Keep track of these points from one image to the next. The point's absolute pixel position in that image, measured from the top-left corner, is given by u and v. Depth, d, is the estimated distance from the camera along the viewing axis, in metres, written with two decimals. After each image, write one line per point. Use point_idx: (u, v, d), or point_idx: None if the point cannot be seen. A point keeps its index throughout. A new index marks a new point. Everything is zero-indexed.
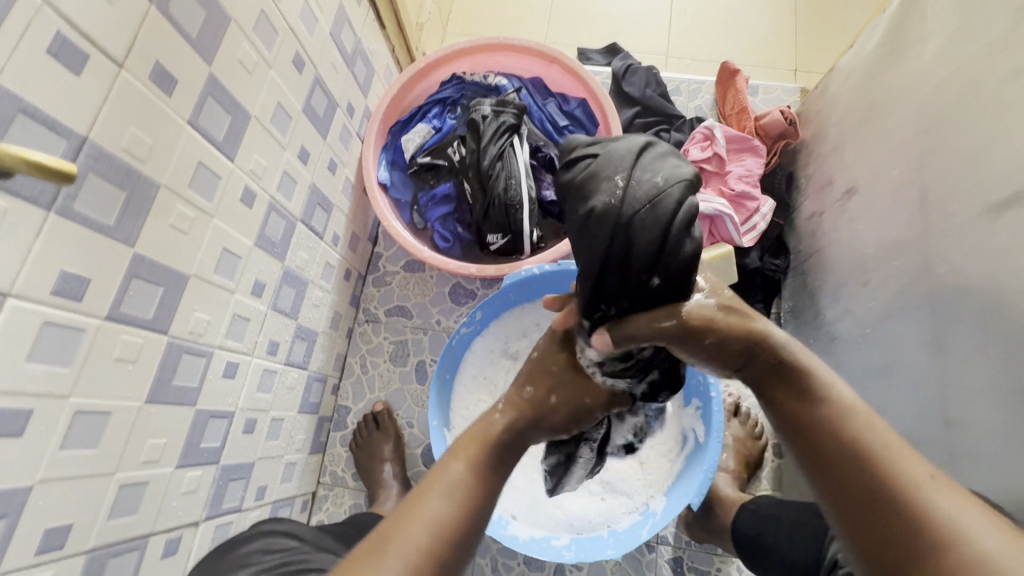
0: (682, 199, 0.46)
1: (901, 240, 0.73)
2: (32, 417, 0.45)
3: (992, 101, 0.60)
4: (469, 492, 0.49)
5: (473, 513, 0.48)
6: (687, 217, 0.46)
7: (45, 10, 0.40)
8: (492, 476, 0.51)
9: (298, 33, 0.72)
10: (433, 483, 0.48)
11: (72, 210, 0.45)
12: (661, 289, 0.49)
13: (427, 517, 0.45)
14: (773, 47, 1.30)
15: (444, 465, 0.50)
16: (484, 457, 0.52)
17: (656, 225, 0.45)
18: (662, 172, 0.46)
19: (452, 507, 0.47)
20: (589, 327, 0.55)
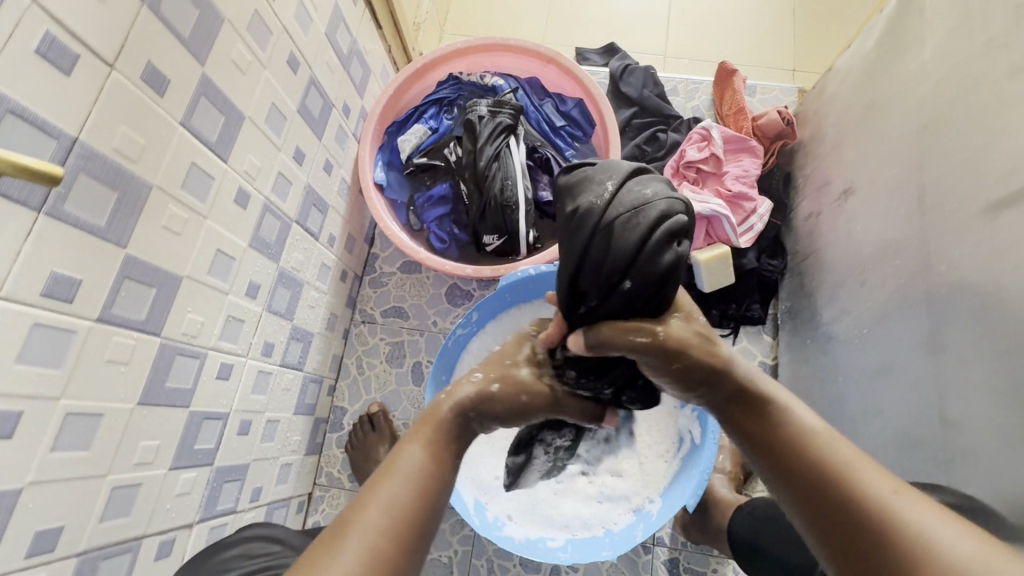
0: (669, 213, 0.46)
1: (898, 241, 0.72)
2: (22, 419, 0.45)
3: (989, 102, 0.60)
4: (428, 475, 0.46)
5: (434, 496, 0.46)
6: (670, 230, 0.46)
7: (34, 10, 0.40)
8: (450, 457, 0.49)
9: (293, 33, 0.72)
10: (391, 468, 0.46)
11: (63, 211, 0.45)
12: (636, 298, 0.49)
13: (383, 499, 0.43)
14: (771, 47, 1.29)
15: (403, 449, 0.48)
16: (441, 438, 0.50)
17: (637, 231, 0.46)
18: (652, 187, 0.48)
19: (412, 490, 0.44)
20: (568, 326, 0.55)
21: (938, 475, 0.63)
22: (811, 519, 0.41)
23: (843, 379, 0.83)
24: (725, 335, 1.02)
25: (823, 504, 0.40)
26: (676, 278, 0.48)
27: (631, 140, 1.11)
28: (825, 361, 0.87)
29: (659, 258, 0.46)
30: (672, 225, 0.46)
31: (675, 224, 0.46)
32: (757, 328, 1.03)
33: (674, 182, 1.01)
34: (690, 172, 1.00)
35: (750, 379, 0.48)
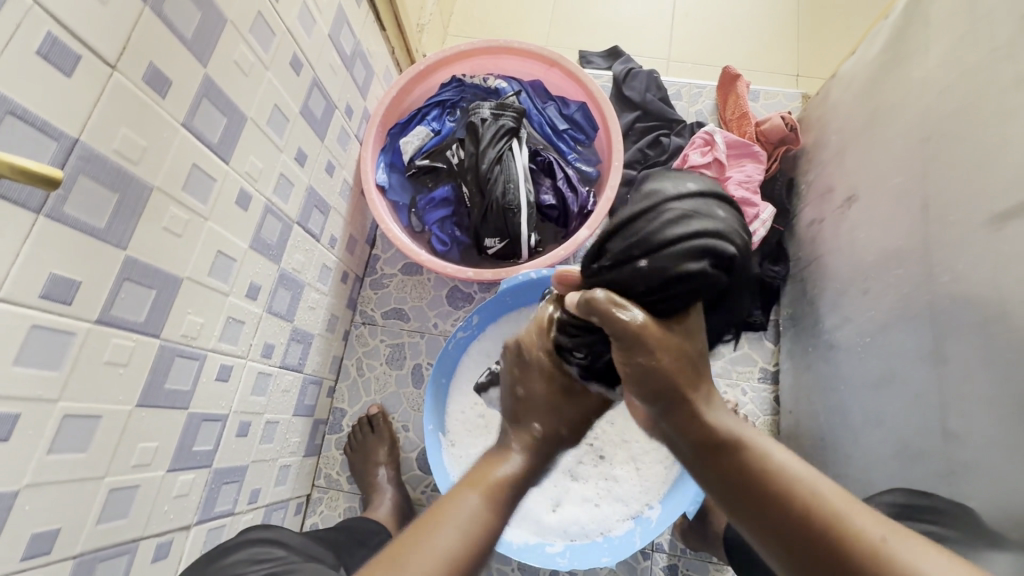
0: (715, 233, 0.44)
1: (901, 249, 0.72)
2: (19, 421, 0.45)
3: (995, 111, 0.60)
4: (482, 529, 0.46)
5: (481, 551, 0.45)
6: (706, 247, 0.43)
7: (36, 11, 0.40)
8: (506, 512, 0.49)
9: (296, 34, 0.72)
10: (445, 511, 0.46)
11: (62, 213, 0.45)
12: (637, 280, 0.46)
13: (438, 551, 0.43)
14: (775, 52, 1.29)
15: (459, 495, 0.47)
16: (501, 492, 0.49)
17: (680, 224, 0.44)
18: (725, 212, 0.46)
19: (462, 541, 0.44)
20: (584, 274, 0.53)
21: (939, 485, 0.63)
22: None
23: (845, 387, 0.82)
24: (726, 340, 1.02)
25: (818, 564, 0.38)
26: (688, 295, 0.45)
27: (633, 144, 1.11)
28: (827, 368, 0.87)
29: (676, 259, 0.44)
30: (712, 247, 0.44)
31: (714, 249, 0.44)
32: (759, 334, 1.03)
33: None
34: None
35: (728, 427, 0.45)
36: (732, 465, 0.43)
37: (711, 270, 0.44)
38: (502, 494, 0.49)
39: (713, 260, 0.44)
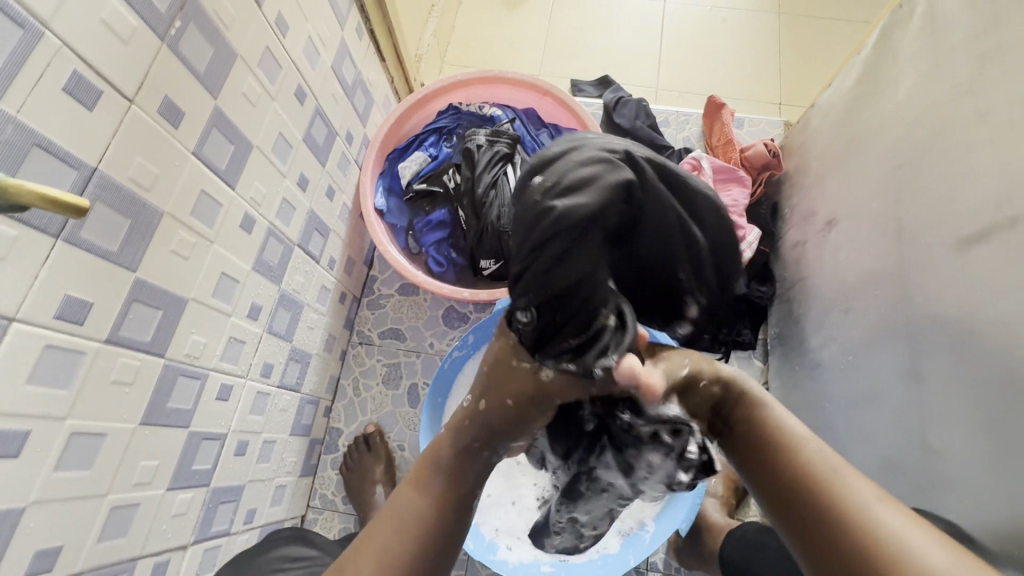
0: (572, 160, 0.51)
1: (879, 270, 0.75)
2: (28, 439, 0.46)
3: (959, 142, 0.64)
4: (420, 519, 0.50)
5: (426, 535, 0.49)
6: (568, 174, 0.50)
7: (64, 51, 0.43)
8: (447, 493, 0.52)
9: (302, 67, 0.75)
10: (385, 513, 0.51)
11: (79, 238, 0.47)
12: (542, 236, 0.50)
13: (374, 548, 0.48)
14: (759, 82, 1.35)
15: (397, 496, 0.53)
16: (436, 479, 0.53)
17: (535, 181, 0.51)
18: (559, 144, 0.53)
19: (400, 535, 0.49)
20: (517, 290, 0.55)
21: (924, 498, 0.65)
22: (789, 522, 0.46)
23: (831, 405, 0.85)
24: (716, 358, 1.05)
25: (800, 505, 0.45)
26: (585, 211, 0.49)
27: None
28: (814, 386, 0.89)
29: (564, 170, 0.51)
30: (571, 171, 0.50)
31: (593, 154, 0.51)
32: (748, 353, 1.06)
33: None
34: None
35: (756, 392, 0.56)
36: (751, 422, 0.53)
37: (588, 187, 0.50)
38: (438, 481, 0.53)
39: (586, 175, 0.50)
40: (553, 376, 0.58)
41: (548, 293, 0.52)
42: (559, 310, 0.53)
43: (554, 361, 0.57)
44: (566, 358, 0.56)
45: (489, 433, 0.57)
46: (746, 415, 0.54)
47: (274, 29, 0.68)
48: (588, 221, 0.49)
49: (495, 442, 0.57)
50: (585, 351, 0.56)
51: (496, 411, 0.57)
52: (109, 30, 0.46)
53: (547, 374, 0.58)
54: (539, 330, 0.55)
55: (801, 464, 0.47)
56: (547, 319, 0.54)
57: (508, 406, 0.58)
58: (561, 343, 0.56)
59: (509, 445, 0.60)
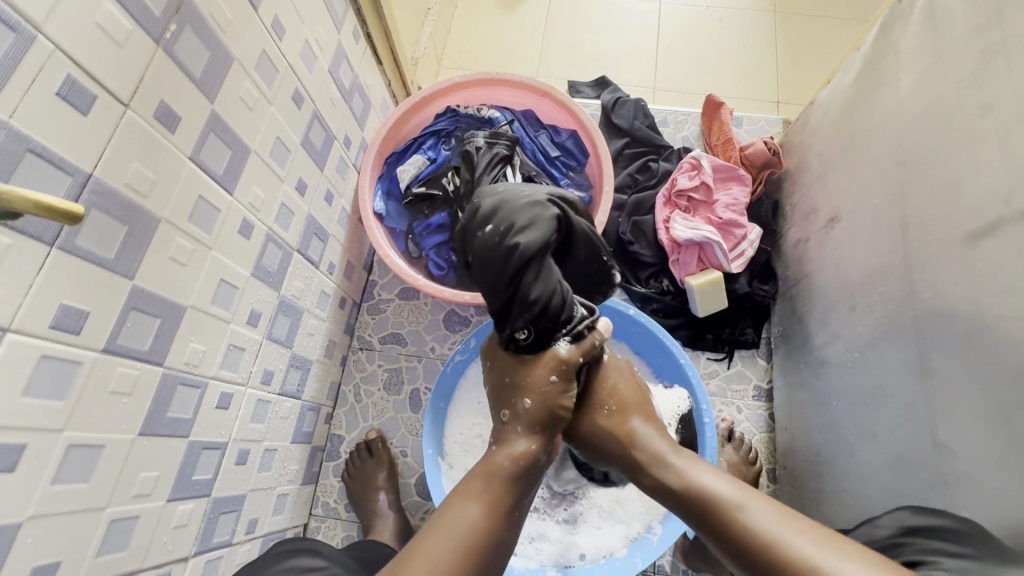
0: (509, 205, 0.63)
1: (883, 267, 0.75)
2: (24, 452, 0.45)
3: (963, 136, 0.64)
4: (479, 536, 0.49)
5: (481, 556, 0.49)
6: (516, 215, 0.62)
7: (57, 55, 0.42)
8: (507, 518, 0.52)
9: (299, 71, 0.75)
10: (444, 519, 0.50)
11: (74, 245, 0.46)
12: (519, 265, 0.60)
13: (430, 556, 0.47)
14: (757, 80, 1.35)
15: (460, 505, 0.51)
16: (499, 499, 0.53)
17: (493, 231, 0.61)
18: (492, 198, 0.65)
19: (459, 549, 0.48)
20: (507, 321, 0.63)
21: (933, 496, 0.65)
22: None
23: (837, 402, 0.84)
24: (719, 358, 1.04)
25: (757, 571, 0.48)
26: (540, 236, 0.61)
27: (623, 169, 1.15)
28: (819, 384, 0.89)
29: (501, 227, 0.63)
30: (517, 214, 0.62)
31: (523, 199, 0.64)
32: (751, 352, 1.05)
33: (667, 210, 1.05)
34: (681, 200, 1.04)
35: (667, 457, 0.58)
36: (679, 495, 0.56)
37: (536, 220, 0.62)
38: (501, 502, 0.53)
39: (529, 212, 0.63)
40: (571, 351, 0.63)
41: (538, 302, 0.61)
42: (551, 307, 0.62)
43: (564, 339, 0.63)
44: (568, 336, 0.64)
45: (541, 426, 0.60)
46: (671, 483, 0.57)
47: (270, 32, 0.67)
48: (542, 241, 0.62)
49: (550, 434, 0.61)
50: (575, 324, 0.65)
51: (546, 388, 0.61)
52: (103, 33, 0.45)
53: (565, 349, 0.63)
54: (539, 336, 0.63)
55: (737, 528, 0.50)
56: (543, 325, 0.62)
57: (551, 382, 0.62)
58: (559, 333, 0.64)
59: (555, 439, 0.62)
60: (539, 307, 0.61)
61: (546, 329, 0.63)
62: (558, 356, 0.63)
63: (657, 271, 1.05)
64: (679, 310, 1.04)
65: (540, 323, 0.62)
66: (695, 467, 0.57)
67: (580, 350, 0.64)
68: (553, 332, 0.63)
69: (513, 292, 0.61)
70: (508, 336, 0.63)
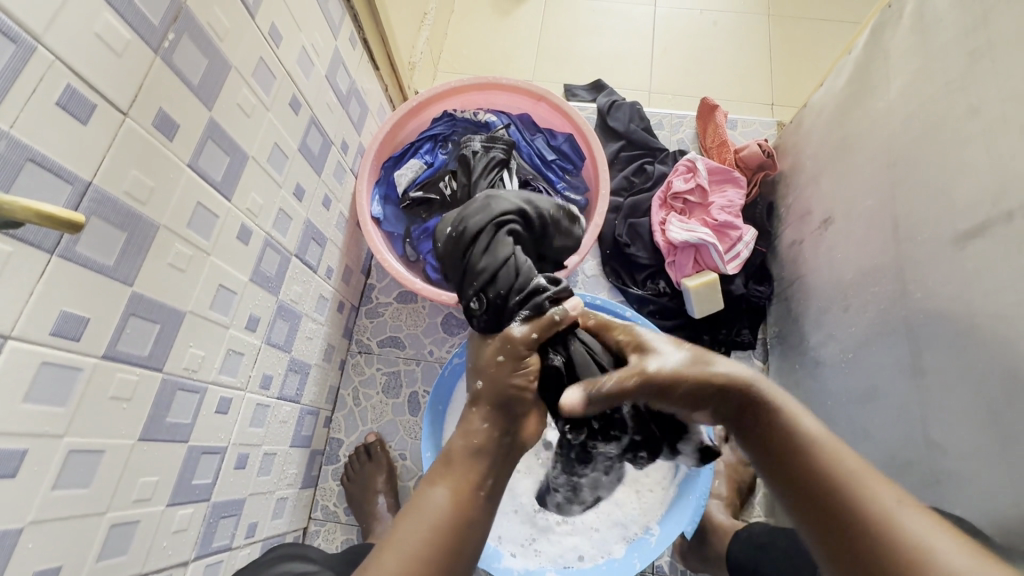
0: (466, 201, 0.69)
1: (876, 268, 0.76)
2: (25, 458, 0.45)
3: (952, 138, 0.65)
4: (446, 522, 0.51)
5: (450, 541, 0.50)
6: (467, 207, 0.68)
7: (57, 65, 0.43)
8: (476, 504, 0.54)
9: (296, 77, 0.75)
10: (413, 509, 0.52)
11: (74, 252, 0.47)
12: (464, 250, 0.65)
13: (397, 544, 0.49)
14: (751, 83, 1.36)
15: (427, 493, 0.53)
16: (466, 485, 0.54)
17: (449, 226, 0.68)
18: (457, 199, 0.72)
19: (424, 536, 0.50)
20: (467, 302, 0.65)
21: (928, 494, 0.65)
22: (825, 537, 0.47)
23: (832, 402, 0.85)
24: None
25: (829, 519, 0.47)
26: (484, 221, 0.65)
27: (619, 172, 1.15)
28: (815, 384, 0.89)
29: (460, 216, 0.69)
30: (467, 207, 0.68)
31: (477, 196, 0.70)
32: (748, 353, 1.05)
33: (663, 212, 1.05)
34: (677, 202, 1.05)
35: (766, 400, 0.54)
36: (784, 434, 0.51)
37: (483, 208, 0.67)
38: (467, 488, 0.54)
39: (478, 204, 0.67)
40: (527, 326, 0.61)
41: (483, 274, 0.63)
42: (499, 278, 0.62)
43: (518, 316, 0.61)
44: (524, 308, 0.62)
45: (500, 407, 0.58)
46: (763, 420, 0.53)
47: (268, 40, 0.68)
48: (489, 221, 0.65)
49: (512, 417, 0.58)
50: (533, 296, 0.62)
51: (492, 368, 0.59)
52: (102, 43, 0.46)
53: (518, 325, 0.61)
54: (491, 312, 0.63)
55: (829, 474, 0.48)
56: (493, 299, 0.63)
57: (500, 361, 0.60)
58: (513, 306, 0.62)
59: (523, 419, 0.59)
60: (486, 279, 0.63)
61: (499, 303, 0.63)
62: (508, 333, 0.60)
63: (654, 273, 1.06)
64: (676, 312, 1.04)
65: (491, 298, 0.63)
66: (790, 401, 0.54)
67: (536, 326, 0.61)
68: (507, 307, 0.62)
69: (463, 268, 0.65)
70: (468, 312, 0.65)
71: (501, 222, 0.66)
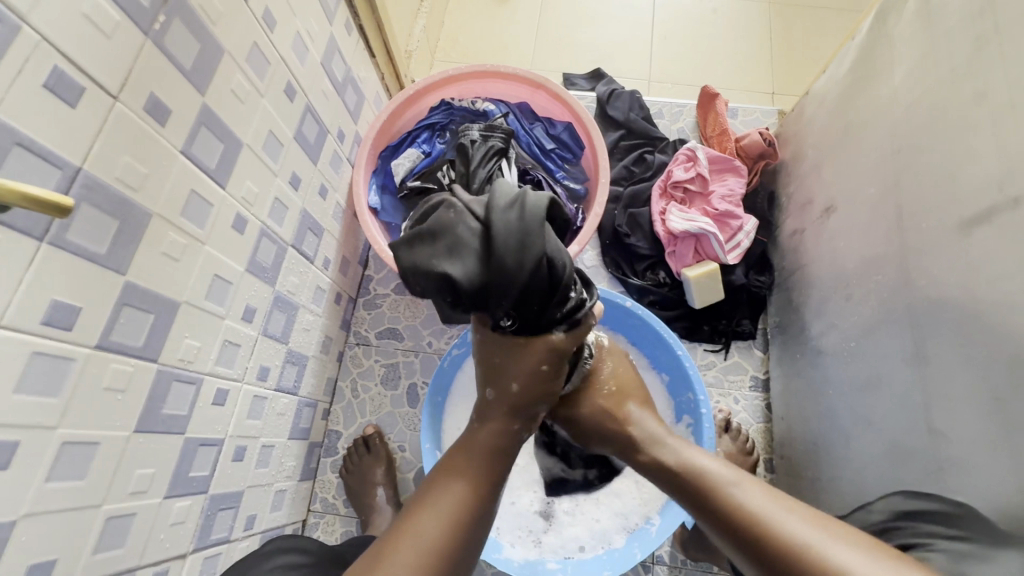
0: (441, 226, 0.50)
1: (879, 257, 0.75)
2: (18, 450, 0.44)
3: (958, 124, 0.64)
4: (463, 511, 0.52)
5: (468, 530, 0.51)
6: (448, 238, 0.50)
7: (43, 46, 0.41)
8: (490, 495, 0.54)
9: (290, 63, 0.74)
10: (429, 499, 0.52)
11: (64, 239, 0.45)
12: (476, 293, 0.50)
13: (414, 535, 0.49)
14: (752, 71, 1.34)
15: (443, 485, 0.53)
16: (484, 475, 0.55)
17: (432, 264, 0.50)
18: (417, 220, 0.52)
19: (443, 527, 0.50)
20: (504, 327, 0.54)
21: (930, 484, 0.65)
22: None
23: (833, 392, 0.85)
24: (716, 350, 1.05)
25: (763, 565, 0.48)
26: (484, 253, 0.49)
27: (619, 161, 1.14)
28: (815, 374, 0.89)
29: (466, 216, 0.50)
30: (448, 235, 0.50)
31: (448, 215, 0.50)
32: (748, 343, 1.05)
33: (663, 202, 1.05)
34: (677, 192, 1.04)
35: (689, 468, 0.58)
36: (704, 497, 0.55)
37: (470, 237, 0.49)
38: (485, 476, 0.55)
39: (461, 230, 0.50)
40: (566, 337, 0.58)
41: (519, 291, 0.49)
42: (537, 293, 0.51)
43: (560, 329, 0.57)
44: (562, 323, 0.57)
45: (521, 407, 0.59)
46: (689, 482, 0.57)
47: (262, 24, 0.66)
48: (525, 224, 0.49)
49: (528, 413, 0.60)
50: (567, 309, 0.56)
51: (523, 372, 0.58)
52: (91, 24, 0.44)
53: (560, 336, 0.57)
54: (530, 323, 0.55)
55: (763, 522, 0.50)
56: (533, 317, 0.54)
57: (544, 370, 0.58)
58: (552, 318, 0.56)
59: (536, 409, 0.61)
60: (529, 294, 0.51)
61: (545, 316, 0.55)
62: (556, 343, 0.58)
63: (654, 263, 1.05)
64: (676, 302, 1.04)
65: (530, 317, 0.54)
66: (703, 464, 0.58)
67: (572, 336, 0.58)
68: (542, 320, 0.55)
69: (489, 284, 0.49)
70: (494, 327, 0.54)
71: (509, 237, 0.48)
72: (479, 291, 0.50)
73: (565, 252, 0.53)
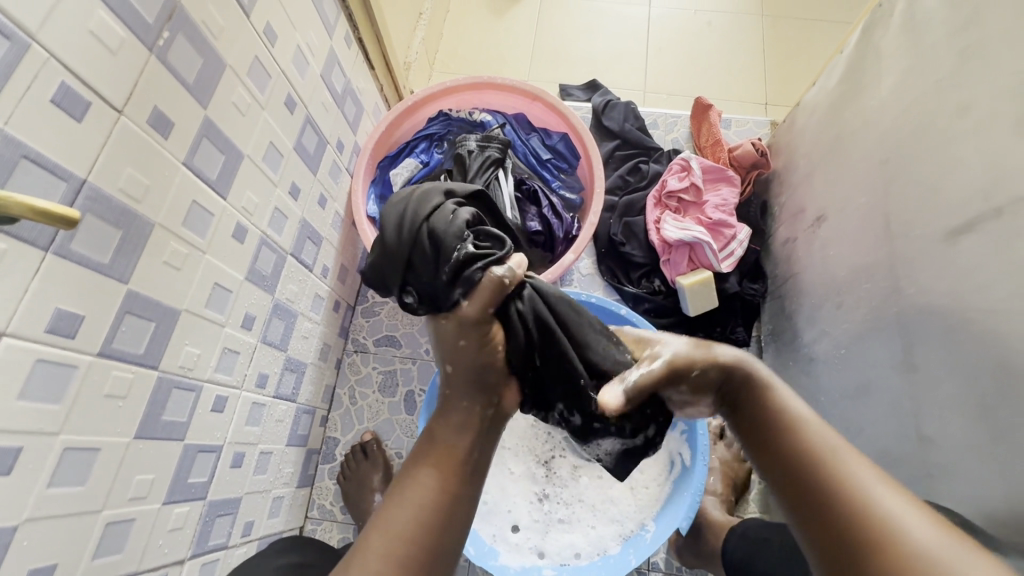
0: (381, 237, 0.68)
1: (868, 265, 0.77)
2: (20, 455, 0.45)
3: (941, 136, 0.65)
4: (436, 497, 0.50)
5: (443, 517, 0.50)
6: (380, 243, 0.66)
7: (51, 62, 0.43)
8: (465, 480, 0.53)
9: (291, 76, 0.75)
10: (403, 488, 0.51)
11: (69, 250, 0.47)
12: (384, 278, 0.63)
13: (386, 525, 0.48)
14: (745, 81, 1.37)
15: (415, 473, 0.52)
16: (456, 458, 0.53)
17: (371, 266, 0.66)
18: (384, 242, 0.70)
19: (415, 515, 0.49)
20: (412, 305, 0.62)
21: (920, 489, 0.66)
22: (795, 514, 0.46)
23: (825, 398, 0.86)
24: None
25: (811, 515, 0.44)
26: (383, 244, 0.62)
27: (615, 171, 1.16)
28: (809, 380, 0.90)
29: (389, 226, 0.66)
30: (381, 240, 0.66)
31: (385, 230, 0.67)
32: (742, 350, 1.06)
33: (657, 211, 1.06)
34: (671, 201, 1.06)
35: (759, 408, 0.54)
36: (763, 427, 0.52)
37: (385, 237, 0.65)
38: (459, 461, 0.53)
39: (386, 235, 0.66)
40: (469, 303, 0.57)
41: (401, 266, 0.60)
42: (420, 263, 0.59)
43: (455, 293, 0.57)
44: (451, 286, 0.58)
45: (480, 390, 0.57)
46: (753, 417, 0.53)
47: (263, 38, 0.68)
48: (403, 214, 0.61)
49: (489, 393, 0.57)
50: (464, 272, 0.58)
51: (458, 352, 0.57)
52: (97, 40, 0.46)
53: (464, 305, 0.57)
54: (426, 294, 0.60)
55: (811, 464, 0.46)
56: (422, 285, 0.60)
57: (463, 345, 0.58)
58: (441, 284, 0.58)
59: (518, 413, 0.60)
60: (406, 265, 0.60)
61: (432, 282, 0.59)
62: (457, 318, 0.57)
63: (649, 271, 1.07)
64: (669, 309, 1.05)
65: (421, 287, 0.60)
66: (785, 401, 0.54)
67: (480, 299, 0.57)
68: (429, 285, 0.59)
69: (387, 269, 0.62)
70: (408, 309, 0.63)
71: (397, 225, 0.61)
72: (385, 277, 0.63)
73: (450, 222, 0.59)
